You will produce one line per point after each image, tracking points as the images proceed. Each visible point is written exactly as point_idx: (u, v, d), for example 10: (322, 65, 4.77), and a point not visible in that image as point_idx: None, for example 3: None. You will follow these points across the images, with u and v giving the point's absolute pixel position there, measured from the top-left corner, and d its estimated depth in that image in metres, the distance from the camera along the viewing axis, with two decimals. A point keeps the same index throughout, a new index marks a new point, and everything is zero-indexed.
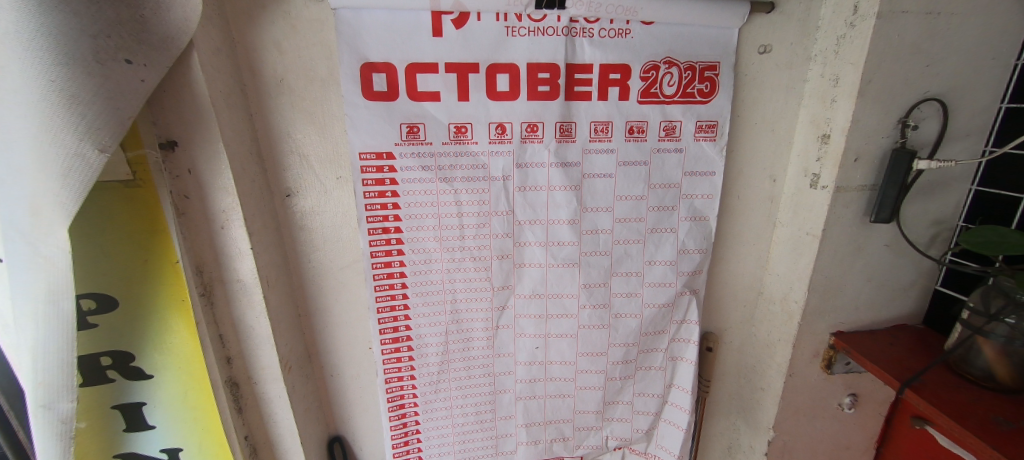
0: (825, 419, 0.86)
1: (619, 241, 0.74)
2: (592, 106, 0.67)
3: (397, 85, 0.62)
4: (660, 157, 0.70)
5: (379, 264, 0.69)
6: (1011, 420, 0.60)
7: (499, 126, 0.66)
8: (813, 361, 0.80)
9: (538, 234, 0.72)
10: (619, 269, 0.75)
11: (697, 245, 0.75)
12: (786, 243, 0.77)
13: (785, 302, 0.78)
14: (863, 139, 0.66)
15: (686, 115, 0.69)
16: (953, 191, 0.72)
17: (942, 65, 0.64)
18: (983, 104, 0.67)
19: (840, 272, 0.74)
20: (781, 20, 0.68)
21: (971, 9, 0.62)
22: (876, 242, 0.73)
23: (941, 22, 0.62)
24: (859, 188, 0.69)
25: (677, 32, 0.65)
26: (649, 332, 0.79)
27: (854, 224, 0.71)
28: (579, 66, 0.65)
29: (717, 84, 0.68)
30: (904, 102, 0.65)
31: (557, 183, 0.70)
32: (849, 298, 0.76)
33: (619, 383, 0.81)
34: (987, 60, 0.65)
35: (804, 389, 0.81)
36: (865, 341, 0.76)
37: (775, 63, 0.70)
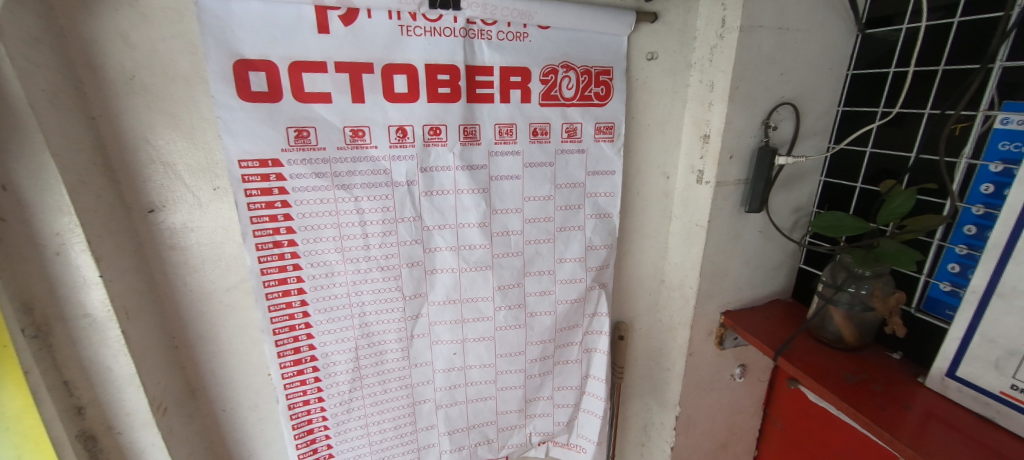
0: (721, 390, 0.96)
1: (530, 241, 0.75)
2: (494, 109, 0.67)
3: (279, 84, 0.56)
4: (564, 157, 0.73)
5: (272, 282, 0.63)
6: (856, 375, 0.70)
7: (400, 129, 0.63)
8: (708, 339, 0.89)
9: (448, 239, 0.71)
10: (531, 269, 0.76)
11: (602, 241, 0.79)
12: (680, 234, 0.85)
13: (682, 288, 0.86)
14: (735, 138, 0.74)
15: (585, 117, 0.72)
16: (808, 182, 0.83)
17: (793, 74, 0.74)
18: (825, 108, 0.79)
19: (725, 258, 0.82)
20: (663, 29, 0.73)
21: (812, 26, 0.72)
22: (752, 229, 0.82)
23: (790, 36, 0.71)
24: (735, 182, 0.77)
25: (573, 37, 0.68)
26: (563, 327, 0.81)
27: (733, 214, 0.79)
28: (479, 69, 0.65)
29: (612, 88, 0.72)
30: (765, 105, 0.74)
31: (464, 186, 0.69)
32: (733, 280, 0.85)
33: (538, 380, 0.83)
34: (826, 70, 0.76)
35: (702, 365, 0.90)
36: (748, 317, 0.86)
37: (661, 69, 0.75)
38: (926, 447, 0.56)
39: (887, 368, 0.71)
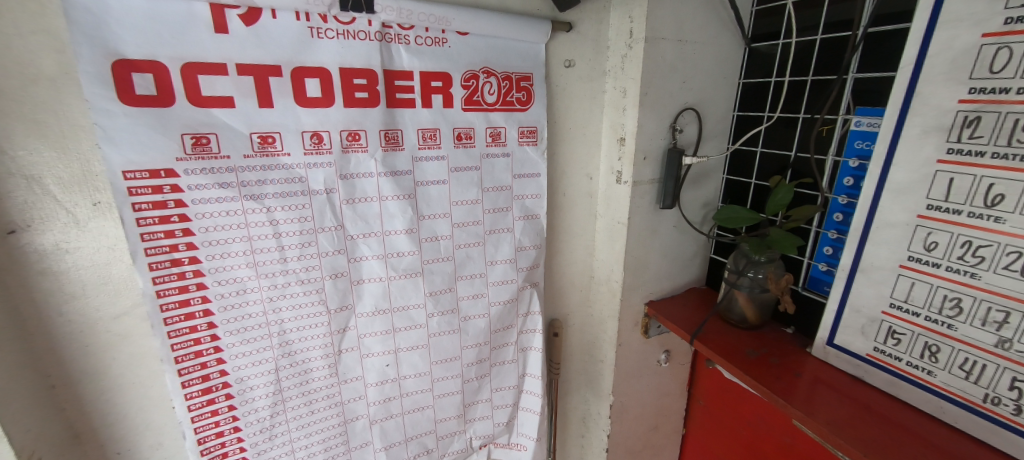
0: (649, 376, 1.03)
1: (460, 245, 0.75)
2: (416, 114, 0.66)
3: (171, 88, 0.51)
4: (489, 161, 0.74)
5: (171, 305, 0.57)
6: (758, 350, 0.78)
7: (315, 135, 0.60)
8: (634, 329, 0.94)
9: (374, 247, 0.69)
10: (462, 273, 0.77)
11: (531, 241, 0.81)
12: (605, 232, 0.90)
13: (609, 282, 0.91)
14: (647, 141, 0.80)
15: (508, 121, 0.73)
16: (713, 180, 0.92)
17: (694, 82, 0.81)
18: (722, 113, 0.87)
19: (645, 251, 0.88)
20: (578, 38, 0.78)
21: (707, 39, 0.80)
22: (667, 224, 0.89)
23: (689, 48, 0.78)
24: (649, 181, 0.83)
25: (492, 43, 0.69)
26: (498, 329, 0.82)
27: (650, 211, 0.85)
28: (398, 73, 0.64)
29: (532, 93, 0.74)
30: (671, 110, 0.80)
31: (388, 193, 0.67)
32: (654, 272, 0.92)
33: (476, 384, 0.83)
34: (721, 79, 0.85)
35: (630, 353, 0.96)
36: (668, 306, 0.93)
37: (578, 76, 0.80)
38: (816, 410, 0.63)
39: (782, 342, 0.80)
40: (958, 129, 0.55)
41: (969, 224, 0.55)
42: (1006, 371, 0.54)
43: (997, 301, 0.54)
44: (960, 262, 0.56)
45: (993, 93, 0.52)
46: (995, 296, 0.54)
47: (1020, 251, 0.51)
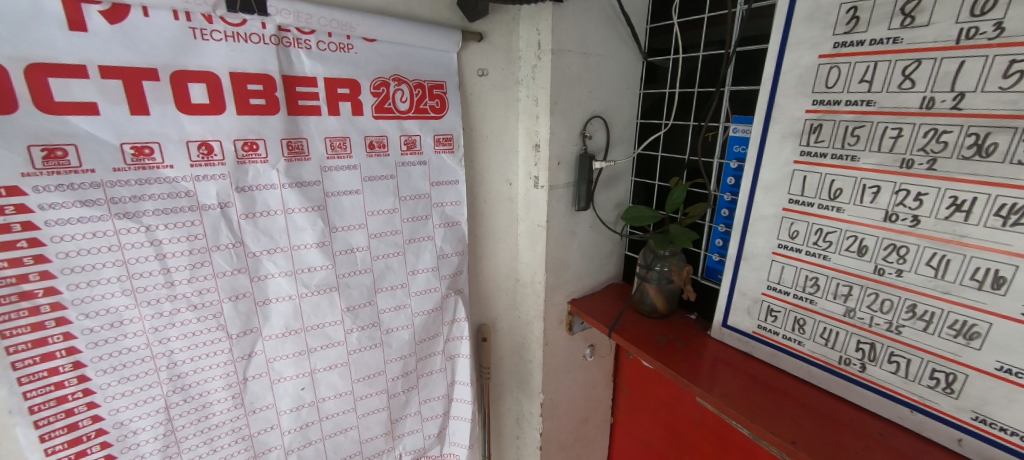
0: (576, 370, 1.07)
1: (378, 256, 0.73)
2: (323, 122, 0.64)
3: (12, 92, 0.44)
4: (405, 170, 0.73)
5: (22, 345, 0.49)
6: (666, 336, 0.85)
7: (203, 145, 0.55)
8: (559, 327, 0.98)
9: (281, 264, 0.64)
10: (382, 285, 0.74)
11: (453, 249, 0.81)
12: (527, 235, 0.93)
13: (533, 284, 0.94)
14: (560, 147, 0.84)
15: (423, 129, 0.73)
16: (622, 182, 0.99)
17: (600, 92, 0.87)
18: (627, 120, 0.95)
19: (564, 252, 0.92)
20: (490, 48, 0.80)
21: (609, 52, 0.86)
22: (584, 225, 0.94)
23: (593, 60, 0.84)
24: (564, 185, 0.87)
25: (401, 51, 0.68)
26: (423, 339, 0.81)
27: (567, 213, 0.90)
28: (300, 79, 0.61)
29: (446, 101, 0.75)
30: (580, 118, 0.86)
31: (294, 205, 0.63)
32: (574, 271, 0.97)
33: (403, 398, 0.81)
34: (624, 89, 0.92)
35: (556, 351, 1.00)
36: (589, 302, 0.98)
37: (491, 84, 0.82)
38: (712, 385, 0.71)
39: (687, 327, 0.88)
40: (806, 134, 0.65)
41: (819, 214, 0.65)
42: (853, 335, 0.64)
43: (843, 278, 0.64)
44: (815, 246, 0.66)
45: (829, 104, 0.62)
46: (842, 274, 0.64)
47: (856, 235, 0.62)
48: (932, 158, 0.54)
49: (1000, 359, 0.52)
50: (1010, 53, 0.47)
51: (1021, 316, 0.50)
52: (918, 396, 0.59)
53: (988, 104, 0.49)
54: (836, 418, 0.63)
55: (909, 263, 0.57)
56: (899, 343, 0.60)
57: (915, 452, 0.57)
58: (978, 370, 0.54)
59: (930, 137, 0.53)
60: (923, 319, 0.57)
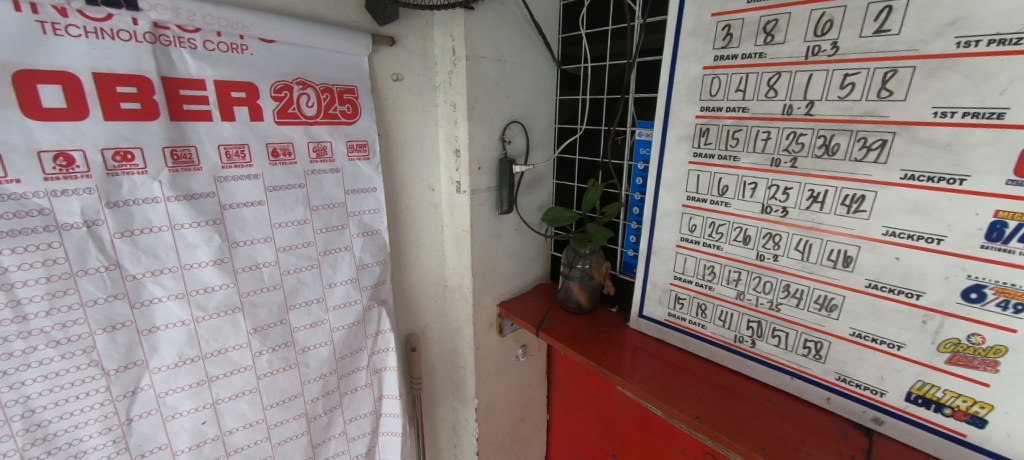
0: (510, 372, 1.09)
1: (288, 271, 0.68)
2: (215, 128, 0.58)
3: None
4: (316, 178, 0.69)
5: None
6: (589, 330, 0.89)
7: (60, 155, 0.48)
8: (490, 330, 0.99)
9: (169, 286, 0.58)
10: (295, 302, 0.70)
11: (374, 258, 0.78)
12: (452, 240, 0.93)
13: (461, 289, 0.94)
14: (480, 152, 0.85)
15: (333, 135, 0.70)
16: (545, 185, 1.02)
17: (517, 98, 0.89)
18: (546, 126, 0.98)
19: (490, 255, 0.93)
20: (403, 53, 0.78)
21: (524, 60, 0.89)
22: (509, 228, 0.96)
23: (508, 67, 0.86)
24: (487, 189, 0.88)
25: (305, 54, 0.65)
26: (344, 355, 0.77)
27: (491, 217, 0.91)
28: (184, 81, 0.55)
29: (358, 106, 0.72)
30: (499, 123, 0.87)
31: (183, 220, 0.57)
32: (502, 273, 0.98)
33: (325, 420, 0.76)
34: (541, 96, 0.95)
35: (488, 354, 1.00)
36: (517, 303, 1.00)
37: (407, 89, 0.80)
38: (629, 372, 0.76)
39: (608, 320, 0.93)
40: (697, 138, 0.72)
41: (711, 209, 0.72)
42: (743, 315, 0.72)
43: (733, 265, 0.72)
44: (710, 238, 0.74)
45: (713, 111, 0.69)
46: (732, 261, 0.72)
47: (741, 226, 0.69)
48: (793, 157, 0.62)
49: (852, 326, 0.61)
50: (844, 68, 0.56)
51: (864, 288, 0.59)
52: (795, 364, 0.67)
53: (832, 111, 0.58)
54: (734, 390, 0.70)
55: (782, 249, 0.66)
56: (779, 320, 0.68)
57: (795, 412, 0.65)
58: (837, 337, 0.63)
59: (791, 139, 0.62)
60: (795, 296, 0.66)
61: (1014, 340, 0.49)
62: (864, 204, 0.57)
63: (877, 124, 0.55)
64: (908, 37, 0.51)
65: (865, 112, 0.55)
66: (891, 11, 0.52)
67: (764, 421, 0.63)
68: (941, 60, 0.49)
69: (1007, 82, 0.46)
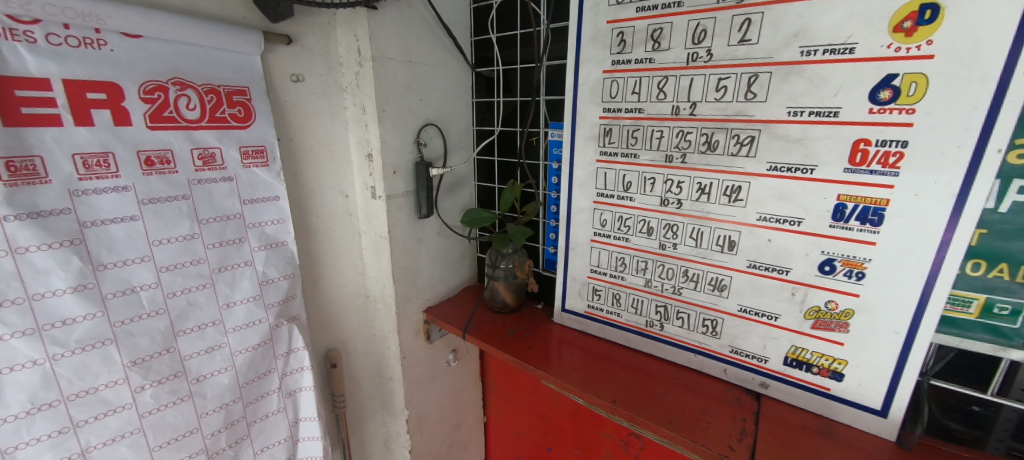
0: (441, 378, 1.07)
1: (174, 293, 0.61)
2: (68, 134, 0.51)
3: None
4: (204, 188, 0.63)
5: None
6: (515, 328, 0.90)
7: None
8: (417, 337, 0.97)
9: (13, 321, 0.49)
10: (185, 327, 0.63)
11: (280, 272, 0.72)
12: (371, 248, 0.89)
13: (384, 298, 0.91)
14: (394, 155, 0.83)
15: (223, 140, 0.64)
16: (466, 187, 1.02)
17: (431, 100, 0.88)
18: (463, 128, 0.98)
19: (412, 261, 0.91)
20: (303, 53, 0.74)
21: (435, 62, 0.88)
22: (430, 232, 0.95)
23: (419, 68, 0.84)
24: (404, 194, 0.86)
25: (183, 51, 0.59)
26: (250, 380, 0.70)
27: (410, 222, 0.89)
28: (21, 80, 0.47)
29: (251, 109, 0.66)
30: (413, 126, 0.85)
31: (28, 243, 0.49)
32: (425, 279, 0.96)
33: (230, 453, 0.70)
34: (456, 98, 0.95)
35: (416, 362, 0.98)
36: (444, 308, 0.99)
37: (311, 90, 0.76)
38: (553, 366, 0.78)
39: (534, 317, 0.95)
40: (602, 137, 0.76)
41: (618, 204, 0.77)
42: (651, 301, 0.78)
43: (640, 255, 0.77)
44: (619, 231, 0.78)
45: (614, 112, 0.74)
46: (640, 252, 0.77)
47: (644, 219, 0.75)
48: (683, 154, 0.68)
49: (739, 302, 0.68)
50: (718, 73, 0.62)
51: (746, 268, 0.66)
52: (697, 341, 0.74)
53: (711, 111, 0.64)
54: (647, 372, 0.75)
55: (679, 237, 0.72)
56: (681, 302, 0.74)
57: (698, 385, 0.71)
58: (728, 313, 0.70)
59: (680, 137, 0.68)
60: (693, 280, 0.72)
61: (858, 303, 0.58)
62: (741, 193, 0.64)
63: (746, 122, 0.62)
64: (765, 46, 0.58)
65: (736, 111, 0.62)
66: (750, 23, 0.59)
67: (672, 397, 0.69)
68: (790, 67, 0.57)
69: (838, 86, 0.54)
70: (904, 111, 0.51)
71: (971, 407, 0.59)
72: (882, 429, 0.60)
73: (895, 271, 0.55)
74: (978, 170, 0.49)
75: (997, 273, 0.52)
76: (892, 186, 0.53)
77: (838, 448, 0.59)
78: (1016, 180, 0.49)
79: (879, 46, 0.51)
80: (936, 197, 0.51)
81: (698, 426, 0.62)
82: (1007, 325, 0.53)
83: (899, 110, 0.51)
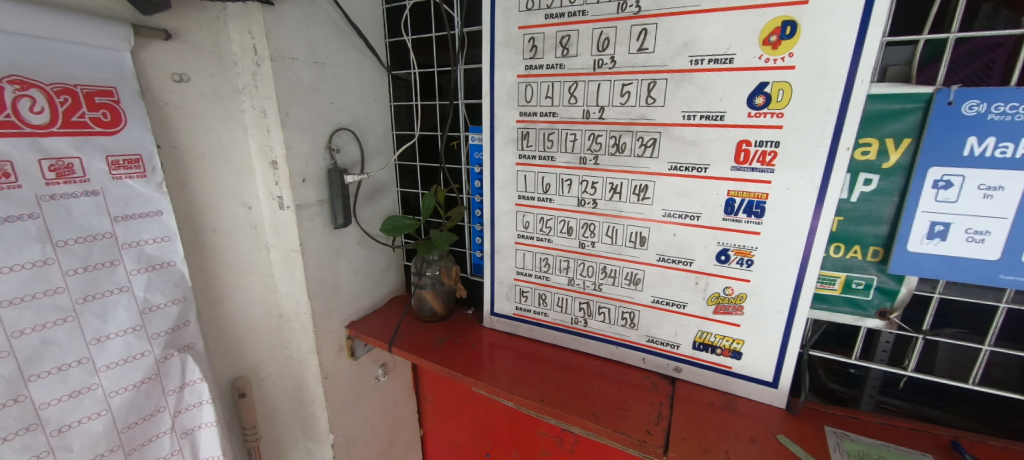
0: (370, 395, 1.02)
1: (22, 331, 0.52)
2: None
3: None
4: (59, 205, 0.53)
5: None
6: (444, 337, 0.88)
7: None
8: (339, 355, 0.91)
9: None
10: (39, 371, 0.53)
11: (166, 297, 0.64)
12: (281, 263, 0.82)
13: (299, 316, 0.84)
14: (302, 162, 0.77)
15: (83, 149, 0.55)
16: (388, 194, 0.98)
17: (342, 103, 0.83)
18: (382, 132, 0.94)
19: (330, 274, 0.86)
20: (187, 50, 0.66)
21: (346, 63, 0.83)
22: (350, 242, 0.89)
23: (327, 70, 0.79)
24: (316, 203, 0.81)
25: (23, 44, 0.50)
26: (132, 423, 0.61)
27: (325, 233, 0.83)
28: None
29: (120, 112, 0.58)
30: (324, 131, 0.80)
31: None
32: (346, 292, 0.91)
33: None
34: (371, 101, 0.90)
35: (341, 381, 0.92)
36: (368, 321, 0.94)
37: (199, 92, 0.68)
38: (481, 371, 0.77)
39: (464, 323, 0.94)
40: (520, 141, 0.77)
41: (539, 205, 0.79)
42: (575, 299, 0.80)
43: (562, 254, 0.79)
44: (541, 231, 0.80)
45: (530, 116, 0.75)
46: (562, 251, 0.79)
47: (564, 219, 0.77)
48: (595, 156, 0.71)
49: (653, 294, 0.72)
50: (621, 79, 0.66)
51: (656, 261, 0.71)
52: (617, 334, 0.77)
53: (617, 114, 0.68)
54: (574, 367, 0.78)
55: (597, 235, 0.75)
56: (602, 297, 0.77)
57: (620, 376, 0.75)
58: (644, 305, 0.74)
59: (592, 140, 0.71)
60: (611, 276, 0.75)
61: (749, 287, 0.65)
62: (648, 192, 0.68)
63: (648, 126, 0.66)
64: (660, 55, 0.63)
65: (639, 115, 0.66)
66: (647, 33, 0.63)
67: (597, 390, 0.71)
68: (683, 74, 0.62)
69: (722, 92, 0.60)
70: (775, 115, 0.58)
71: (849, 370, 0.68)
72: (775, 399, 0.67)
73: (777, 257, 0.62)
74: (834, 165, 0.56)
75: (853, 254, 0.61)
76: (769, 181, 0.60)
77: (739, 420, 0.65)
78: (862, 174, 0.57)
79: (752, 57, 0.57)
80: (804, 190, 0.58)
81: (620, 415, 0.65)
82: (862, 297, 0.62)
83: (771, 113, 0.58)
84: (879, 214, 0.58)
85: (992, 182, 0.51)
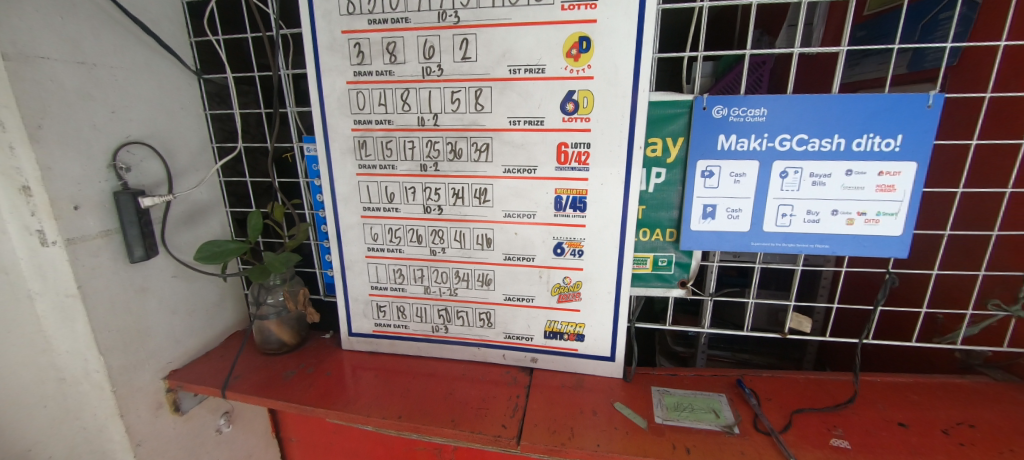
0: (210, 451, 0.87)
1: None
2: None
3: None
4: None
5: None
6: (295, 369, 0.80)
7: None
8: (157, 414, 0.76)
9: None
10: None
11: None
12: (53, 315, 0.64)
13: (89, 377, 0.68)
14: (72, 186, 0.62)
15: None
16: (214, 215, 0.85)
17: (131, 112, 0.70)
18: (197, 145, 0.81)
19: (132, 318, 0.71)
20: None
21: (132, 65, 0.70)
22: (160, 277, 0.75)
23: (100, 72, 0.65)
24: (101, 234, 0.66)
25: None
26: None
27: (118, 270, 0.68)
28: None
29: None
30: (105, 146, 0.66)
31: None
32: (160, 337, 0.76)
33: None
34: (177, 109, 0.77)
35: (163, 444, 0.77)
36: (197, 367, 0.80)
37: None
38: (338, 399, 0.72)
39: (319, 349, 0.86)
40: (358, 150, 0.74)
41: (385, 216, 0.76)
42: (433, 307, 0.79)
43: (415, 264, 0.77)
44: (390, 242, 0.77)
45: (365, 124, 0.72)
46: (416, 260, 0.77)
47: (412, 228, 0.75)
48: (435, 162, 0.71)
49: (504, 292, 0.75)
50: (450, 86, 0.68)
51: (503, 260, 0.74)
52: (477, 335, 0.79)
53: (451, 121, 0.69)
54: (437, 375, 0.77)
55: (446, 241, 0.75)
56: (458, 302, 0.78)
57: (481, 375, 0.76)
58: (497, 303, 0.76)
59: (430, 147, 0.71)
60: (464, 279, 0.76)
61: (582, 275, 0.72)
62: (488, 194, 0.71)
63: (480, 131, 0.68)
64: (482, 64, 0.66)
65: (471, 121, 0.68)
66: (468, 42, 0.65)
67: (458, 394, 0.72)
68: (504, 82, 0.66)
69: (540, 99, 0.65)
70: (584, 119, 0.65)
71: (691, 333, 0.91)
72: (614, 371, 0.75)
73: (601, 245, 0.70)
74: (632, 162, 0.65)
75: (656, 236, 0.71)
76: (586, 178, 0.67)
77: (585, 396, 0.71)
78: (654, 168, 0.68)
79: (559, 68, 0.64)
80: (614, 185, 0.66)
81: (478, 415, 0.67)
82: (667, 272, 0.73)
83: (580, 118, 0.65)
84: (670, 201, 0.69)
85: (738, 170, 0.64)
